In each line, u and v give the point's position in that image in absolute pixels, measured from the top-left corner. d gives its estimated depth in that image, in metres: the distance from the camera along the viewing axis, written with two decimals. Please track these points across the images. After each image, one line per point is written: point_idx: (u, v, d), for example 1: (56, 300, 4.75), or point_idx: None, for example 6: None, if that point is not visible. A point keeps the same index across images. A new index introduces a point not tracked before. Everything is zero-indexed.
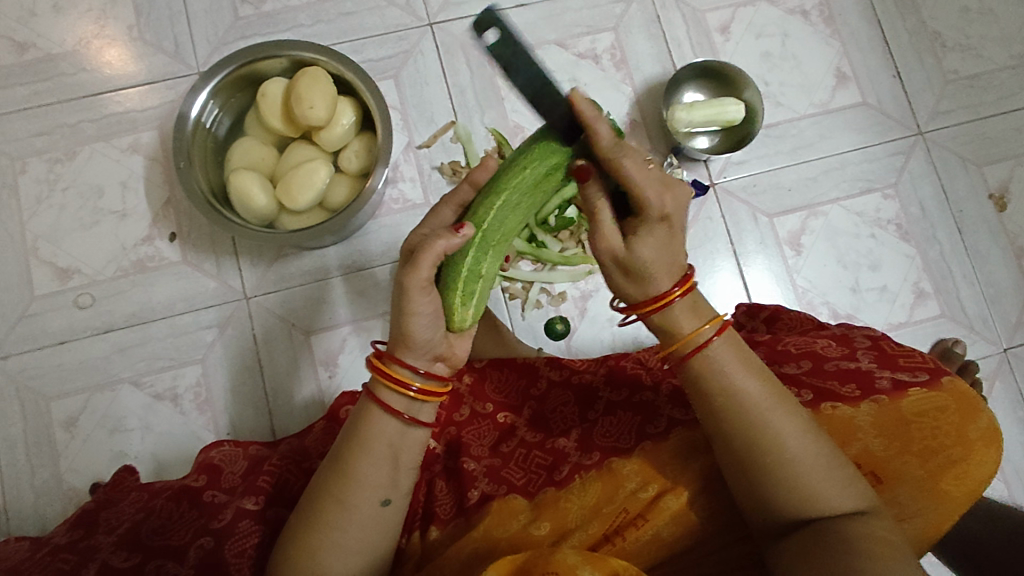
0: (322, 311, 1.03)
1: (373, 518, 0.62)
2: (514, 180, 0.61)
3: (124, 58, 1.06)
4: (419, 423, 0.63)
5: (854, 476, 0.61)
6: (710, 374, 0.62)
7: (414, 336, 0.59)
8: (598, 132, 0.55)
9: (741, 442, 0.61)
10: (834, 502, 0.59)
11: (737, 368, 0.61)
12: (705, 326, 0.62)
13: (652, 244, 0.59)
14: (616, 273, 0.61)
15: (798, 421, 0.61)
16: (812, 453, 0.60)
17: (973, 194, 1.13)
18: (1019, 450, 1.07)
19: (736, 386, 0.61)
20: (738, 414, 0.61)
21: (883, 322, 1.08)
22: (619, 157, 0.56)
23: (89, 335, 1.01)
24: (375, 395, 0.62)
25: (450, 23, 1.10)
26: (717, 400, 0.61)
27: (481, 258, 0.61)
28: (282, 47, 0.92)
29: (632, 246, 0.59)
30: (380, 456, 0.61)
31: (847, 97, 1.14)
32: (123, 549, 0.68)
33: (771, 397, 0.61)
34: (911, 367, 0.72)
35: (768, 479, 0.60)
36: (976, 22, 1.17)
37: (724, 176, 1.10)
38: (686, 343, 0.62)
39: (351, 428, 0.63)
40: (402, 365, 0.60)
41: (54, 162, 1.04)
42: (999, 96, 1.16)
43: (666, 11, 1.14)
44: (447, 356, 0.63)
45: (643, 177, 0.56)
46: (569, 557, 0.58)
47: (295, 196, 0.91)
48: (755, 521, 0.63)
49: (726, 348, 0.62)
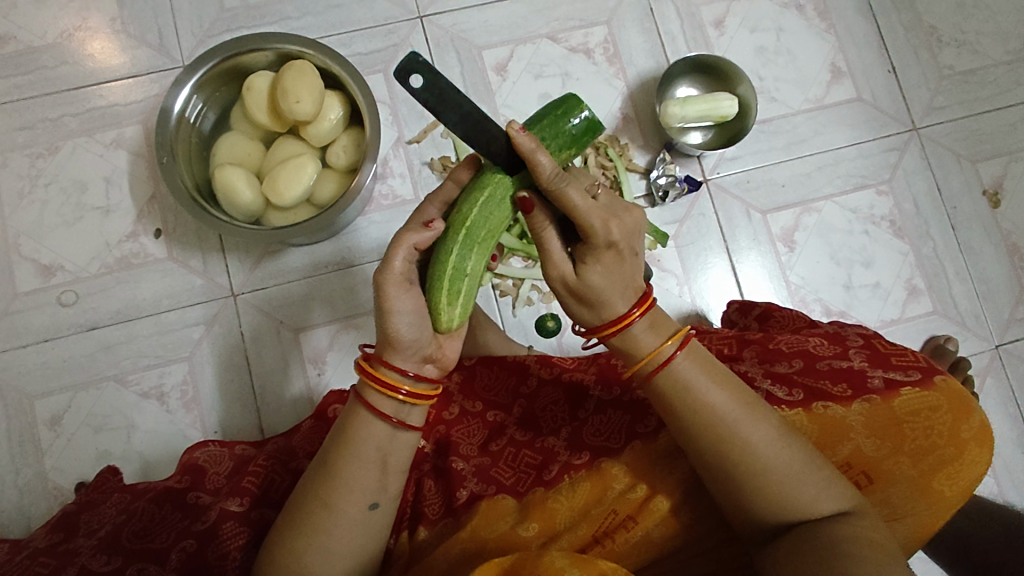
0: (310, 309, 1.02)
1: (360, 523, 0.61)
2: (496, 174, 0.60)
3: (108, 51, 1.05)
4: (409, 426, 0.62)
5: (835, 476, 0.60)
6: (677, 390, 0.60)
7: (399, 337, 0.58)
8: (539, 165, 0.54)
9: (714, 456, 0.60)
10: (816, 507, 0.59)
11: (703, 382, 0.60)
12: (666, 343, 0.60)
13: (601, 272, 0.57)
14: (570, 299, 0.60)
15: (771, 429, 0.60)
16: (786, 460, 0.59)
17: (967, 191, 1.12)
18: (1011, 447, 1.06)
19: (705, 400, 0.60)
20: (710, 428, 0.60)
21: (875, 319, 1.08)
22: (561, 188, 0.54)
23: (73, 333, 0.99)
24: (364, 397, 0.60)
25: (440, 16, 1.08)
26: (685, 416, 0.60)
27: (466, 256, 0.60)
28: (268, 40, 0.91)
29: (581, 273, 0.58)
30: (369, 459, 0.60)
31: (842, 93, 1.13)
32: (104, 553, 0.66)
33: (739, 408, 0.60)
34: (904, 366, 0.71)
35: (747, 489, 0.60)
36: (971, 17, 1.16)
37: (717, 172, 1.09)
38: (648, 363, 0.61)
39: (339, 431, 0.62)
40: (389, 368, 0.59)
41: (36, 156, 1.02)
42: (994, 92, 1.15)
43: (659, 4, 1.12)
44: (437, 358, 0.62)
45: (586, 207, 0.55)
46: (557, 559, 0.58)
47: (282, 192, 0.90)
48: (741, 525, 0.62)
49: (690, 361, 0.61)
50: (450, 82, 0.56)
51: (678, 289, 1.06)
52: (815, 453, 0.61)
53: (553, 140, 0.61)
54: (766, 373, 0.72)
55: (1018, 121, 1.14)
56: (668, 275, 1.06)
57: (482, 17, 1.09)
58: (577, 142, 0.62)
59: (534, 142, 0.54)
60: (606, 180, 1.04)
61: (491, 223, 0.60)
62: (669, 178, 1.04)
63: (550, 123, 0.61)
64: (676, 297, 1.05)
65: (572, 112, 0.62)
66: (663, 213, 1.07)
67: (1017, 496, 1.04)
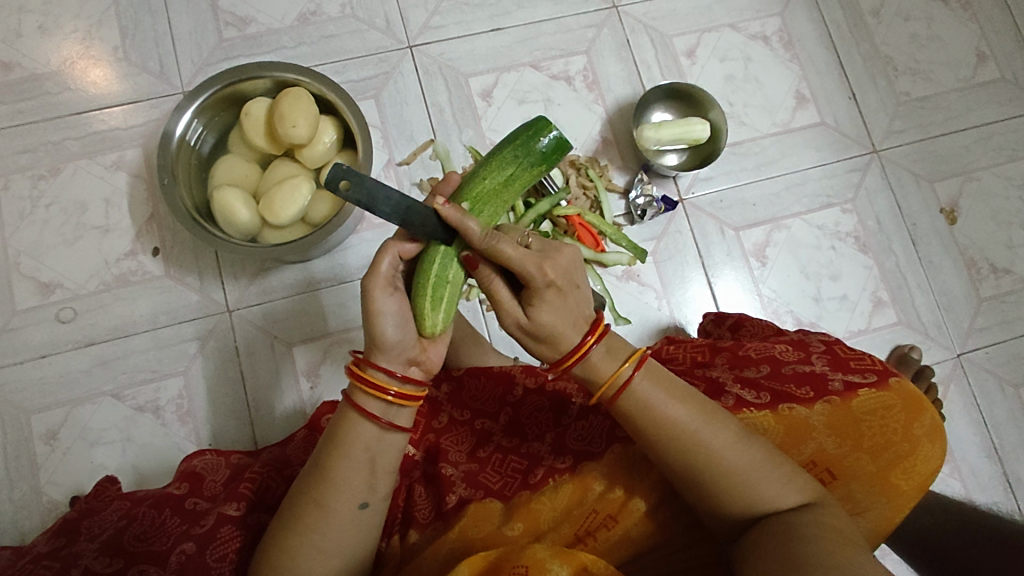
0: (303, 324, 1.05)
1: (351, 522, 0.64)
2: (477, 192, 0.64)
3: (109, 78, 1.09)
4: (397, 427, 0.65)
5: (793, 471, 0.65)
6: (638, 408, 0.64)
7: (383, 337, 0.62)
8: (467, 228, 0.59)
9: (679, 465, 0.64)
10: (779, 501, 0.63)
11: (661, 398, 0.64)
12: (624, 365, 0.63)
13: (549, 310, 0.60)
14: (529, 340, 0.63)
15: (728, 435, 0.64)
16: (748, 462, 0.63)
17: (926, 208, 1.19)
18: (975, 450, 1.12)
19: (665, 415, 0.64)
20: (674, 441, 0.64)
21: (844, 329, 1.13)
22: (494, 245, 0.58)
23: (70, 349, 1.02)
24: (354, 400, 0.64)
25: (428, 46, 1.14)
26: (649, 432, 0.64)
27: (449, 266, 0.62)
28: (265, 68, 0.95)
29: (532, 315, 0.61)
30: (358, 460, 0.63)
31: (807, 117, 1.20)
32: (106, 555, 0.68)
33: (698, 420, 0.64)
34: (862, 369, 0.77)
35: (713, 490, 0.64)
36: (924, 47, 1.25)
37: (692, 192, 1.15)
38: (608, 388, 0.64)
39: (331, 433, 0.65)
40: (377, 368, 0.63)
41: (37, 178, 1.06)
42: (948, 117, 1.23)
43: (634, 35, 1.19)
44: (420, 361, 0.65)
45: (519, 256, 0.58)
46: (539, 552, 0.61)
47: (278, 211, 0.94)
48: (712, 521, 0.66)
49: (649, 380, 0.64)
50: (378, 180, 0.55)
51: (657, 303, 1.11)
52: (774, 451, 0.66)
53: (526, 157, 0.66)
54: (736, 378, 0.77)
55: (970, 144, 1.22)
56: (647, 289, 1.11)
57: (468, 47, 1.15)
58: (547, 159, 0.67)
59: (459, 210, 0.59)
60: (588, 200, 1.08)
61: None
62: (647, 198, 1.10)
63: (522, 143, 0.66)
64: (656, 310, 1.10)
65: (542, 132, 0.67)
66: (641, 230, 1.12)
67: (982, 497, 1.09)
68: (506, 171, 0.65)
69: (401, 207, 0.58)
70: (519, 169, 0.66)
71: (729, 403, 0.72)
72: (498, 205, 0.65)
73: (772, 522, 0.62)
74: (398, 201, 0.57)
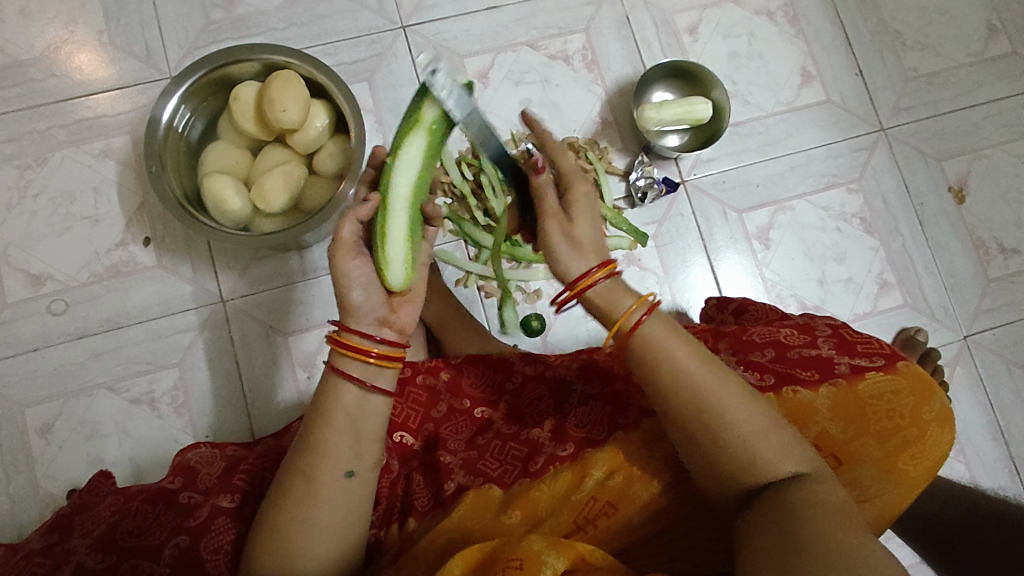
0: (298, 312, 1.03)
1: (338, 491, 0.61)
2: (397, 145, 0.65)
3: (95, 63, 1.06)
4: (377, 390, 0.62)
5: (802, 444, 0.62)
6: (650, 349, 0.63)
7: (350, 300, 0.62)
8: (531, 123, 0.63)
9: (685, 419, 0.62)
10: (784, 470, 0.60)
11: (675, 347, 0.63)
12: (635, 307, 0.63)
13: (586, 223, 0.63)
14: (563, 258, 0.63)
15: (737, 391, 0.62)
16: (755, 421, 0.61)
17: (934, 188, 1.16)
18: (981, 434, 1.10)
19: (679, 366, 0.62)
20: (680, 387, 0.62)
21: (848, 313, 1.11)
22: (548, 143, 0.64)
23: (63, 342, 1.01)
24: (334, 366, 0.62)
25: (422, 26, 1.11)
26: (659, 380, 0.63)
27: (393, 223, 0.63)
28: (254, 51, 0.93)
29: (575, 224, 0.63)
30: (341, 427, 0.61)
31: (812, 95, 1.17)
32: (98, 551, 0.68)
33: (711, 376, 0.62)
34: (869, 353, 0.74)
35: (719, 450, 0.61)
36: (934, 21, 1.21)
37: (694, 173, 1.12)
38: (623, 324, 0.63)
39: (316, 406, 0.63)
40: (352, 332, 0.62)
41: (23, 168, 1.04)
42: (957, 93, 1.19)
43: (634, 12, 1.16)
44: (391, 321, 0.64)
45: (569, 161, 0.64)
46: (534, 543, 0.59)
47: (269, 198, 0.92)
48: (715, 496, 0.63)
49: (659, 325, 0.64)
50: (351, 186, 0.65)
51: (658, 287, 1.09)
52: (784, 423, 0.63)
53: (435, 96, 0.63)
54: (740, 363, 0.75)
55: (981, 121, 1.19)
56: (649, 274, 1.09)
57: (463, 26, 1.12)
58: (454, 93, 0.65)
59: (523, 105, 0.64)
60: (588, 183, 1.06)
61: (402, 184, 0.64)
62: (647, 179, 1.07)
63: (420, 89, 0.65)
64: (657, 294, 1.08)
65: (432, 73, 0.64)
66: (643, 214, 1.10)
67: (987, 481, 1.08)
68: (417, 116, 0.64)
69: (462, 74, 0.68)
70: (431, 110, 0.64)
71: None
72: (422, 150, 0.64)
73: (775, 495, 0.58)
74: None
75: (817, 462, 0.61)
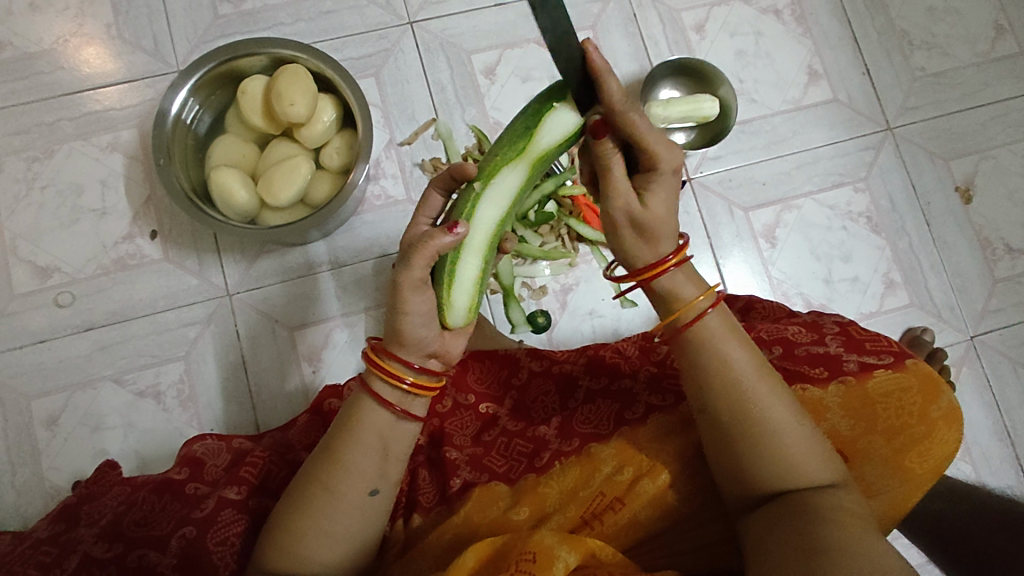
0: (304, 307, 1.03)
1: (360, 508, 0.61)
2: (491, 172, 0.61)
3: (104, 57, 1.06)
4: (411, 416, 0.63)
5: (830, 452, 0.61)
6: (704, 342, 0.62)
7: (406, 333, 0.59)
8: (608, 85, 0.55)
9: (726, 411, 0.61)
10: (812, 477, 0.59)
11: (728, 340, 0.62)
12: (701, 297, 0.62)
13: (660, 200, 0.60)
14: (629, 234, 0.62)
15: (784, 396, 0.61)
16: (795, 427, 0.60)
17: (941, 187, 1.16)
18: (987, 435, 1.10)
19: (727, 357, 0.61)
20: (726, 382, 0.61)
21: (854, 311, 1.11)
22: (630, 111, 0.56)
23: (69, 334, 1.01)
24: (368, 385, 0.62)
25: (430, 22, 1.11)
26: (704, 370, 0.62)
27: (466, 259, 0.61)
28: (262, 45, 0.93)
29: (646, 202, 0.60)
30: (370, 445, 0.61)
31: (819, 94, 1.17)
32: (105, 540, 0.68)
33: (759, 373, 0.62)
34: (877, 351, 0.74)
35: (752, 451, 0.60)
36: (942, 21, 1.21)
37: (700, 171, 1.12)
38: (683, 314, 0.62)
39: (343, 418, 0.63)
40: (394, 359, 0.60)
41: (31, 160, 1.04)
42: (964, 93, 1.19)
43: (642, 10, 1.16)
44: (441, 353, 0.63)
45: (650, 130, 0.57)
46: (547, 538, 0.59)
47: (277, 192, 0.92)
48: (733, 493, 0.62)
49: (719, 320, 0.63)
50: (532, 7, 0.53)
51: None
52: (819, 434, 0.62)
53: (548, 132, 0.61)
54: None
55: (988, 120, 1.19)
56: None
57: (471, 23, 1.12)
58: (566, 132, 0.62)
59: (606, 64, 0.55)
60: None
61: (486, 219, 0.61)
62: None
63: (534, 113, 0.62)
64: None
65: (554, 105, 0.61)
66: None
67: (993, 482, 1.08)
68: (523, 147, 0.61)
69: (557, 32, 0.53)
70: (541, 147, 0.61)
71: None
72: (516, 185, 0.62)
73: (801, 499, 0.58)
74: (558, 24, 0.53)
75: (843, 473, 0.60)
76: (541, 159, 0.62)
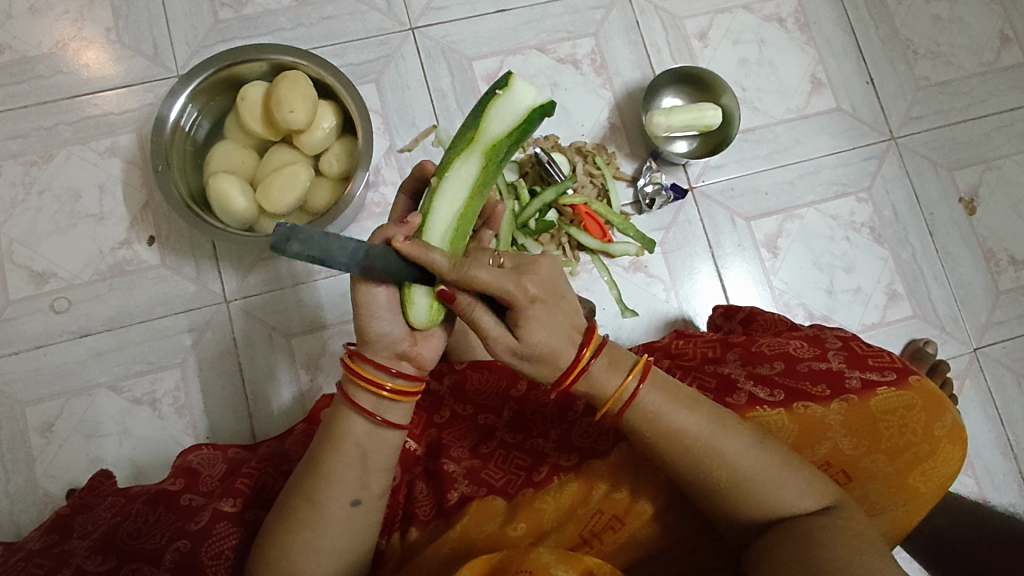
0: (300, 315, 1.03)
1: (344, 520, 0.60)
2: (445, 167, 0.60)
3: (103, 61, 1.06)
4: (390, 424, 0.60)
5: (813, 475, 0.61)
6: (647, 417, 0.60)
7: (369, 331, 0.57)
8: (435, 264, 0.53)
9: (687, 475, 0.60)
10: (798, 507, 0.59)
11: (671, 406, 0.60)
12: (628, 378, 0.60)
13: (541, 328, 0.55)
14: (525, 364, 0.58)
15: (743, 441, 0.60)
16: (763, 468, 0.60)
17: (945, 198, 1.15)
18: (990, 448, 1.09)
19: (676, 425, 0.60)
20: (683, 448, 0.60)
21: (857, 323, 1.10)
22: (468, 275, 0.52)
23: (65, 340, 1.00)
24: (348, 395, 0.60)
25: (431, 28, 1.11)
26: (657, 444, 0.60)
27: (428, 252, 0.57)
28: (263, 51, 0.92)
29: (523, 335, 0.55)
30: (350, 457, 0.60)
31: (822, 103, 1.16)
32: (99, 553, 0.67)
33: (708, 425, 0.60)
34: (880, 367, 0.73)
35: (729, 499, 0.60)
36: (946, 30, 1.20)
37: (702, 180, 1.11)
38: (613, 405, 0.60)
39: (325, 429, 0.61)
40: (369, 364, 0.58)
41: (29, 164, 1.03)
42: (969, 102, 1.18)
43: (644, 17, 1.15)
44: (412, 355, 0.60)
45: (495, 279, 0.53)
46: (544, 556, 0.58)
47: (275, 198, 0.91)
48: (730, 530, 0.62)
49: (655, 389, 0.61)
50: (325, 232, 0.48)
51: (665, 294, 1.08)
52: (795, 456, 0.62)
53: (499, 118, 0.61)
54: (748, 375, 0.73)
55: (992, 131, 1.18)
56: (655, 281, 1.08)
57: (472, 29, 1.11)
58: (523, 117, 0.62)
59: (420, 245, 0.53)
60: (594, 188, 1.05)
61: (445, 209, 0.59)
62: (655, 186, 1.06)
63: (479, 107, 0.62)
64: (664, 302, 1.07)
65: (502, 95, 0.61)
66: (649, 219, 1.09)
67: (996, 496, 1.07)
68: (472, 137, 0.60)
69: (359, 256, 0.51)
70: (496, 132, 0.61)
71: (742, 401, 0.69)
72: (472, 178, 0.60)
73: (788, 527, 0.58)
74: (355, 247, 0.50)
75: (829, 491, 0.60)
76: (496, 144, 0.60)
